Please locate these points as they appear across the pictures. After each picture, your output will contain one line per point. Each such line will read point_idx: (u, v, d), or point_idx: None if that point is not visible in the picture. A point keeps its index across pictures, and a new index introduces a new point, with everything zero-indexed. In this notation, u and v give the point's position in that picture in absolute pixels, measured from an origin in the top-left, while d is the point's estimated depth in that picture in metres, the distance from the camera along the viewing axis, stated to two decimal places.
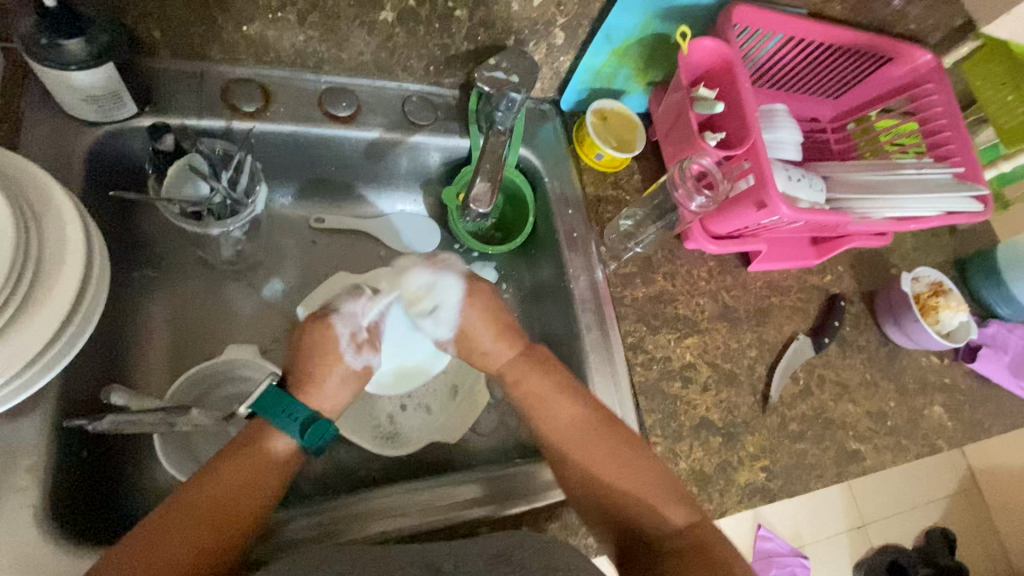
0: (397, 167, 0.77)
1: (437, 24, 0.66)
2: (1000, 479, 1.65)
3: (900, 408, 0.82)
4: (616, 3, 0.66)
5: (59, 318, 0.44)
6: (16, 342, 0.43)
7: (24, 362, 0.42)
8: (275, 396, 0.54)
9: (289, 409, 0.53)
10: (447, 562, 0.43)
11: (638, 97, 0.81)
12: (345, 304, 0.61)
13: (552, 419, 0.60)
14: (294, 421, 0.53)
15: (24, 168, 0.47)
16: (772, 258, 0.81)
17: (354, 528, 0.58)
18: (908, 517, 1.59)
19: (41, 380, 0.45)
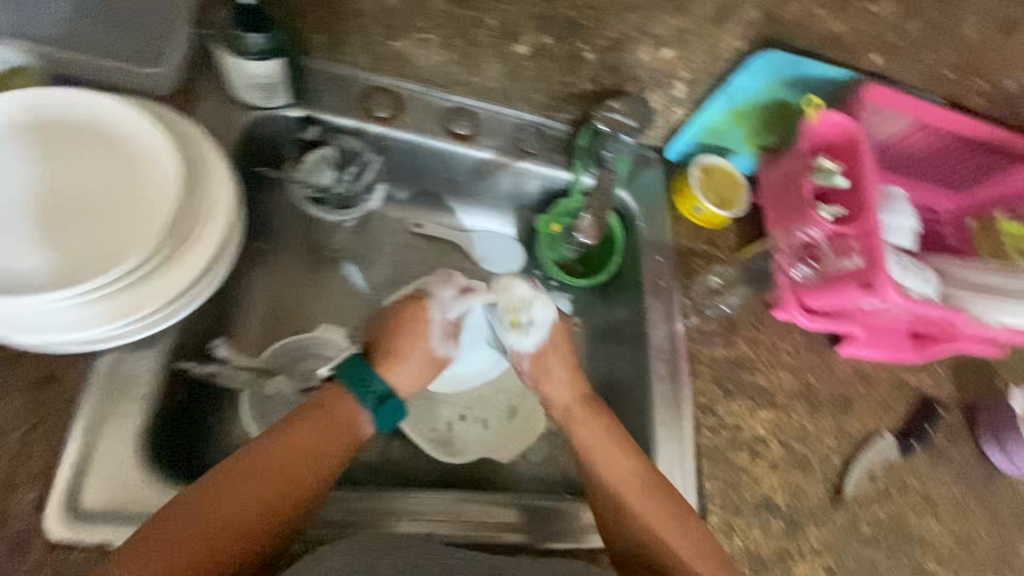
0: (498, 187, 0.81)
1: (566, 63, 0.70)
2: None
3: (992, 538, 0.74)
4: (747, 66, 0.67)
5: (202, 267, 0.50)
6: (163, 280, 0.49)
7: (166, 297, 0.49)
8: (354, 365, 0.59)
9: (365, 379, 0.58)
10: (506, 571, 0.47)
11: (746, 158, 0.80)
12: (437, 289, 0.63)
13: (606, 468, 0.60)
14: (368, 391, 0.58)
15: (189, 130, 0.53)
16: (865, 345, 0.76)
17: (389, 523, 0.58)
18: None
19: (169, 320, 0.50)
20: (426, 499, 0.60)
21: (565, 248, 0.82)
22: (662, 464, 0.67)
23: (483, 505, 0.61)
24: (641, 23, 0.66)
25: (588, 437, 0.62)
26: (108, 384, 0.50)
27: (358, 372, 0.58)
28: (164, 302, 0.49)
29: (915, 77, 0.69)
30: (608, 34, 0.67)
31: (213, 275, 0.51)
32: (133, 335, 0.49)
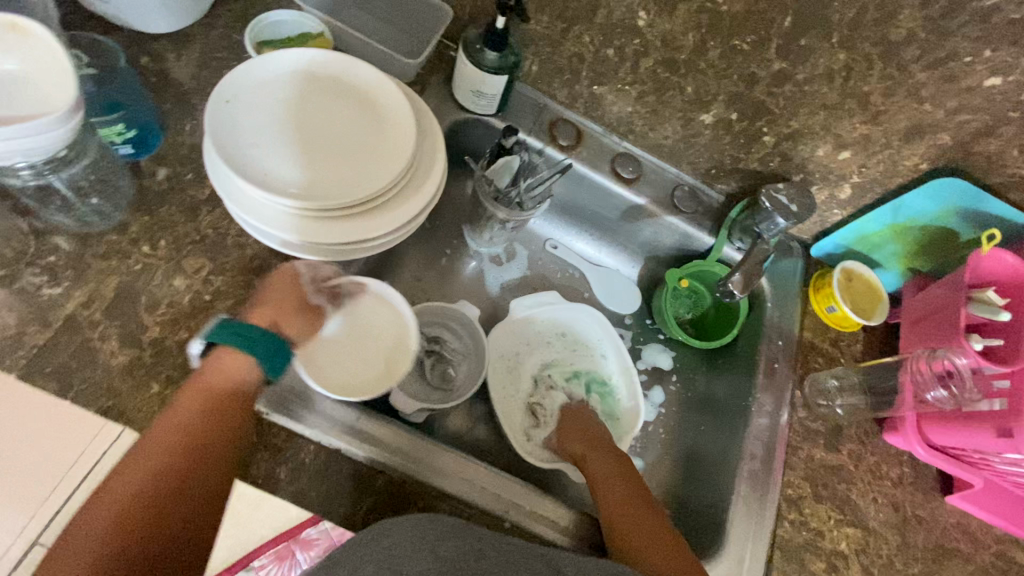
0: (639, 234, 0.86)
1: (742, 140, 0.76)
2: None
3: None
4: (922, 187, 0.70)
5: (410, 217, 0.60)
6: (378, 221, 0.58)
7: (378, 235, 0.58)
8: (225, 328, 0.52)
9: (241, 332, 0.52)
10: (566, 565, 0.48)
11: (893, 276, 0.80)
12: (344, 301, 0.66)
13: (625, 500, 0.63)
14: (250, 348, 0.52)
15: (422, 110, 0.65)
16: (980, 501, 0.71)
17: (428, 477, 0.59)
18: None
19: (369, 252, 0.60)
20: (466, 465, 0.61)
21: (681, 308, 0.85)
22: (734, 540, 0.66)
23: (534, 497, 0.63)
24: (828, 122, 0.70)
25: (599, 469, 0.67)
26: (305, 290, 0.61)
27: (235, 330, 0.52)
28: (375, 237, 0.59)
29: None
30: (793, 124, 0.72)
31: (407, 228, 0.61)
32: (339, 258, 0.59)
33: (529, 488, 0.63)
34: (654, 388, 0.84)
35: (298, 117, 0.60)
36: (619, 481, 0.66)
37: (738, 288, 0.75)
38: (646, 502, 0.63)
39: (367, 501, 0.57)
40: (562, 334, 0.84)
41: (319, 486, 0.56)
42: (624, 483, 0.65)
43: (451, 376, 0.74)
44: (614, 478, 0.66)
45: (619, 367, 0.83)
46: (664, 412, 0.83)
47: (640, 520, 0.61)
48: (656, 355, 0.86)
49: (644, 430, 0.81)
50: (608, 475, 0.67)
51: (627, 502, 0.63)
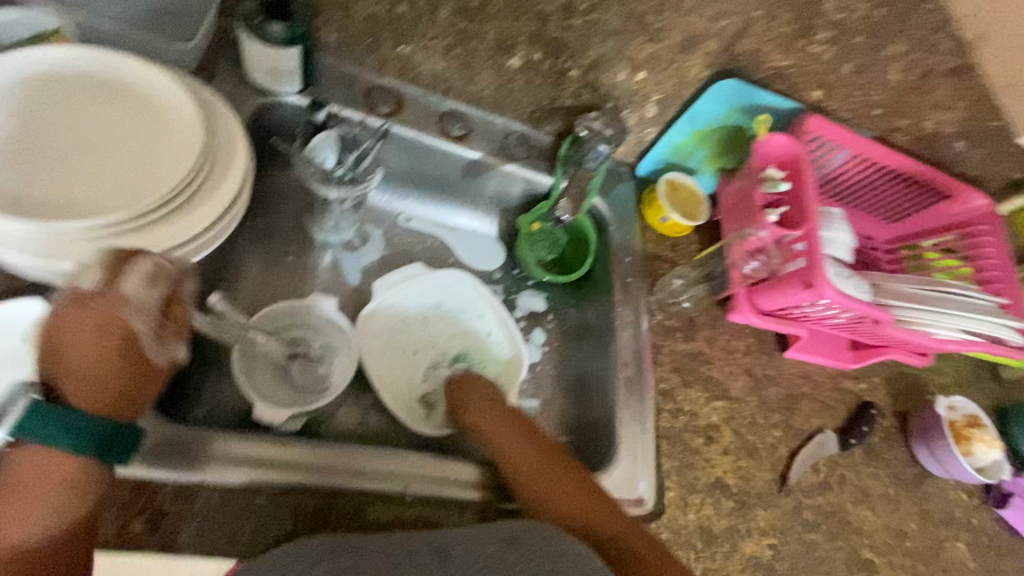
0: (484, 188, 0.87)
1: (552, 78, 0.79)
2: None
3: (920, 530, 0.83)
4: (708, 94, 0.78)
5: (221, 209, 0.54)
6: (184, 221, 0.53)
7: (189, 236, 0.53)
8: (42, 412, 0.45)
9: (67, 426, 0.45)
10: (455, 547, 0.45)
11: (707, 179, 0.90)
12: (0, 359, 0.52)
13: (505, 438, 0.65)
14: (82, 443, 0.46)
15: (205, 94, 0.59)
16: (810, 349, 0.84)
17: (329, 479, 0.57)
18: None
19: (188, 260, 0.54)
20: (361, 454, 0.60)
21: (542, 250, 0.89)
22: (624, 442, 0.71)
23: (442, 462, 0.63)
24: (620, 46, 0.75)
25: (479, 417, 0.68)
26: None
27: (65, 421, 0.45)
28: (187, 240, 0.53)
29: (850, 112, 0.81)
30: (591, 54, 0.76)
31: (217, 231, 0.56)
32: None
33: (428, 457, 0.63)
34: (535, 330, 0.88)
35: (59, 131, 0.53)
36: (501, 425, 0.66)
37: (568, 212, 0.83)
38: (553, 447, 0.64)
39: (246, 524, 0.53)
40: (438, 303, 0.83)
41: (189, 527, 0.51)
42: (521, 434, 0.65)
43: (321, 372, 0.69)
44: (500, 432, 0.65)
45: (498, 322, 0.83)
46: (548, 350, 0.87)
47: (540, 466, 0.61)
48: (529, 301, 0.90)
49: (533, 370, 0.85)
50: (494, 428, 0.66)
51: (534, 452, 0.63)
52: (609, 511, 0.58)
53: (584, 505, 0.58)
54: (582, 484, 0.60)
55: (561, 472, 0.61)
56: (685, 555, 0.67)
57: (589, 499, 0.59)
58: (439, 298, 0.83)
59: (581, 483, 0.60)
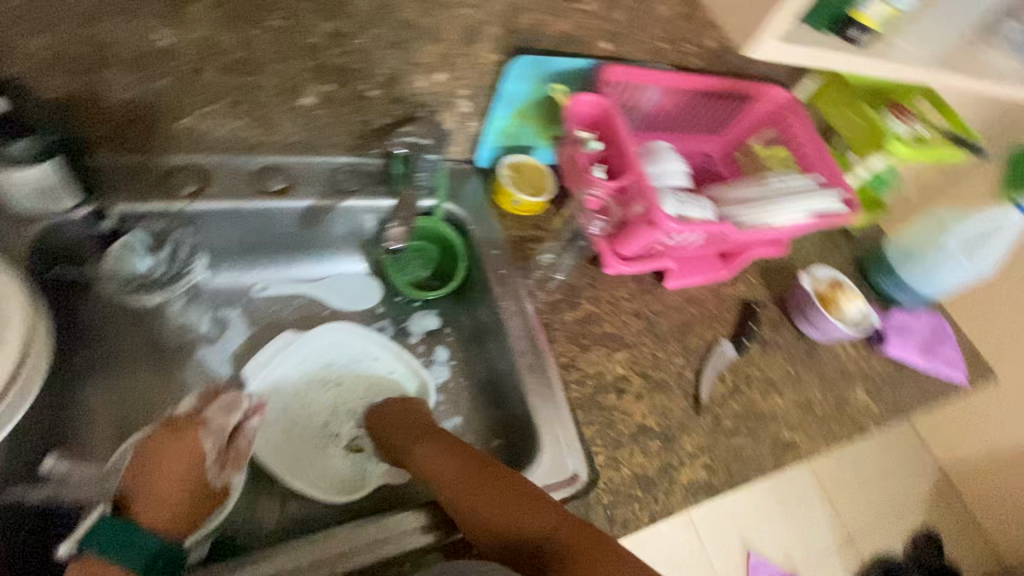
0: (333, 231, 0.85)
1: (353, 104, 0.76)
2: (976, 463, 1.88)
3: (825, 394, 0.92)
4: (510, 74, 0.79)
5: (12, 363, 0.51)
6: None
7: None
8: (113, 526, 0.52)
9: (129, 539, 0.52)
10: None
11: (546, 150, 0.94)
12: None
13: (431, 464, 0.64)
14: (137, 556, 0.52)
15: None
16: (683, 274, 0.91)
17: None
18: (875, 523, 1.84)
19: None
20: (292, 554, 0.59)
21: (418, 268, 0.90)
22: (544, 425, 0.73)
23: (380, 524, 0.63)
24: (405, 56, 0.73)
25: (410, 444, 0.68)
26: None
27: (126, 531, 0.53)
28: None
29: (644, 51, 0.85)
30: (381, 71, 0.73)
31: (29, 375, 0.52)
32: None
33: (363, 522, 0.63)
34: (437, 349, 0.88)
35: None
36: (431, 451, 0.65)
37: (399, 239, 0.85)
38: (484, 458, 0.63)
39: None
40: (327, 362, 0.79)
41: None
42: (450, 455, 0.64)
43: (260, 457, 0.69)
44: (429, 460, 0.65)
45: (396, 358, 0.82)
46: (455, 363, 0.88)
47: (472, 483, 0.61)
48: (422, 322, 0.90)
49: (445, 390, 0.85)
50: (423, 456, 0.66)
51: (463, 473, 0.62)
52: (541, 511, 0.58)
53: (518, 513, 0.58)
54: (515, 490, 0.59)
55: (491, 485, 0.60)
56: (631, 509, 0.69)
57: (521, 505, 0.58)
58: (325, 358, 0.80)
59: (513, 489, 0.60)
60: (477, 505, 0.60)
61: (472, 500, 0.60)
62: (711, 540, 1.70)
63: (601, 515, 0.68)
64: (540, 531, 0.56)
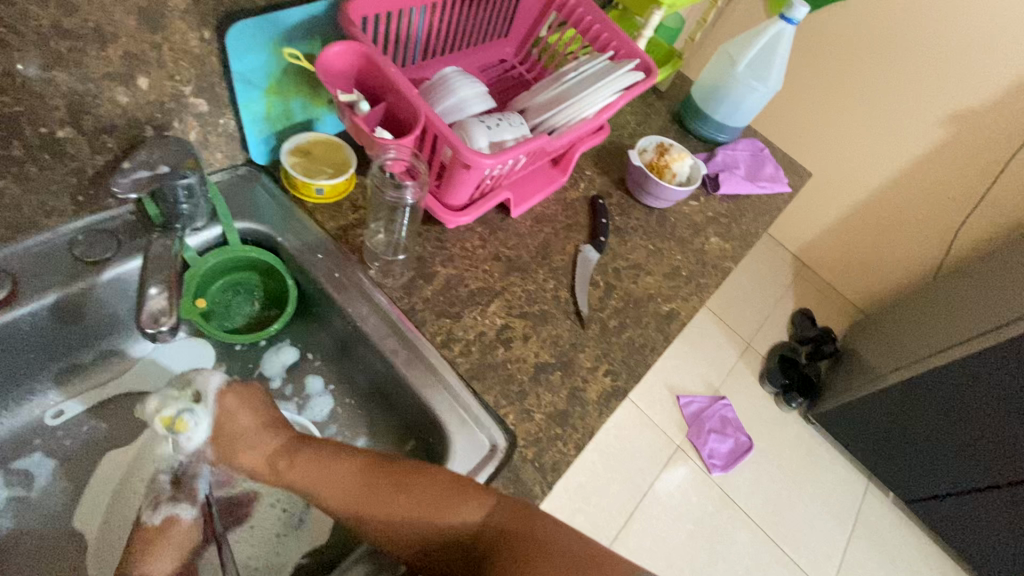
0: (111, 313, 0.68)
1: (47, 155, 0.58)
2: (815, 242, 2.22)
3: (686, 254, 0.97)
4: (232, 49, 0.63)
5: None
6: None
7: None
8: None
9: None
10: None
11: (331, 118, 0.81)
12: None
13: (324, 486, 0.57)
14: None
15: None
16: (524, 198, 0.87)
17: None
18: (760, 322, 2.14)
19: None
20: None
21: (245, 305, 0.77)
22: (444, 414, 0.68)
23: None
24: (78, 71, 0.55)
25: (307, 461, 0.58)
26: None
27: None
28: None
29: None
30: (59, 101, 0.55)
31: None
32: None
33: None
34: (309, 380, 0.79)
35: None
36: (317, 474, 0.57)
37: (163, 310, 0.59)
38: (386, 470, 0.56)
39: None
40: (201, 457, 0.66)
41: None
42: (339, 473, 0.57)
43: (167, 402, 0.59)
44: (317, 484, 0.57)
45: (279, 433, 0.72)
46: (335, 386, 0.79)
47: (376, 491, 0.55)
48: (279, 359, 0.79)
49: (336, 418, 0.78)
50: (312, 480, 0.57)
51: (361, 492, 0.55)
52: (463, 505, 0.53)
53: (438, 521, 0.53)
54: (423, 483, 0.54)
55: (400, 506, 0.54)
56: (557, 448, 0.69)
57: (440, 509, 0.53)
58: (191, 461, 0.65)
59: (425, 496, 0.54)
60: (385, 514, 0.54)
61: (378, 509, 0.54)
62: (648, 403, 1.87)
63: (532, 471, 0.66)
64: (457, 525, 0.52)
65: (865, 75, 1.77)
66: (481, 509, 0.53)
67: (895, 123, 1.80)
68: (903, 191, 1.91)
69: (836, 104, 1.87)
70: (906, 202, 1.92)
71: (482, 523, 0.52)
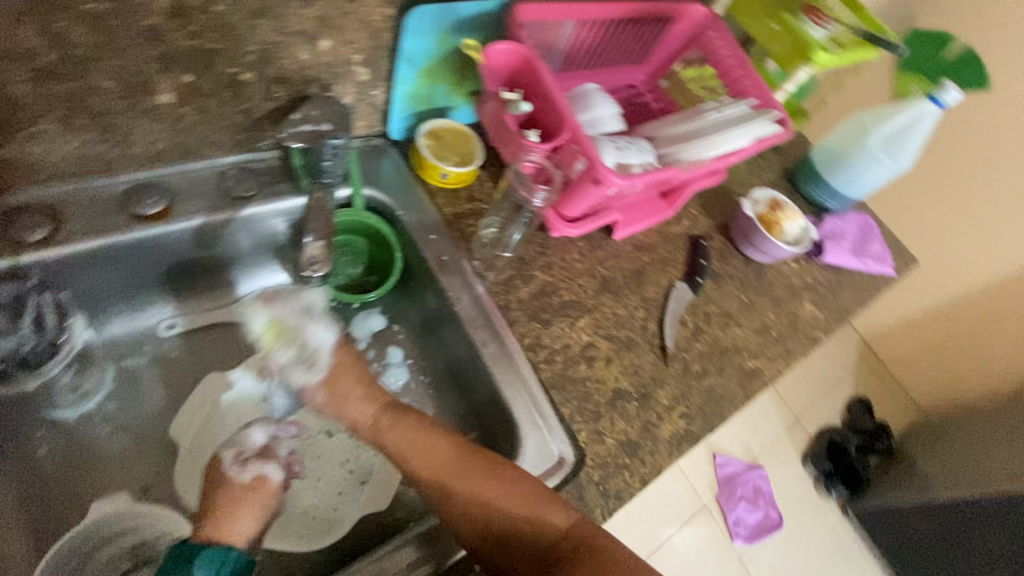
0: (238, 246, 0.72)
1: (228, 93, 0.63)
2: (891, 331, 2.10)
3: (778, 315, 0.94)
4: (407, 29, 0.67)
5: None
6: None
7: None
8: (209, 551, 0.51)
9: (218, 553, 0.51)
10: None
11: (465, 110, 0.84)
12: None
13: (422, 457, 0.61)
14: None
15: None
16: (630, 223, 0.87)
17: None
18: (816, 400, 2.03)
19: None
20: None
21: (348, 267, 0.81)
22: (520, 415, 0.69)
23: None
24: (277, 24, 0.59)
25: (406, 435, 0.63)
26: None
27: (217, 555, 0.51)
28: None
29: None
30: (252, 48, 0.60)
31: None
32: None
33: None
34: (389, 350, 0.81)
35: None
36: (420, 444, 0.62)
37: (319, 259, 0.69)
38: (480, 461, 0.59)
39: None
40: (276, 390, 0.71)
41: None
42: (438, 448, 0.61)
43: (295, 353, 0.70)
44: (419, 453, 0.62)
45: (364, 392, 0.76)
46: (412, 361, 0.82)
47: (468, 474, 0.58)
48: (367, 324, 0.82)
49: (407, 392, 0.80)
50: (415, 448, 0.62)
51: (455, 472, 0.59)
52: (549, 512, 0.56)
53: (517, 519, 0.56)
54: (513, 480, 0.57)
55: (487, 500, 0.57)
56: (621, 477, 0.68)
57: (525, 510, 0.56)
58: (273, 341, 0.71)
59: (513, 493, 0.56)
60: (473, 499, 0.57)
61: (467, 490, 0.57)
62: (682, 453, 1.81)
63: (595, 493, 0.67)
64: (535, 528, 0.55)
65: (988, 172, 1.68)
66: (565, 520, 0.55)
67: (1010, 228, 1.69)
68: (1003, 299, 1.78)
69: (948, 195, 1.77)
70: (1004, 312, 1.80)
71: (564, 532, 0.55)
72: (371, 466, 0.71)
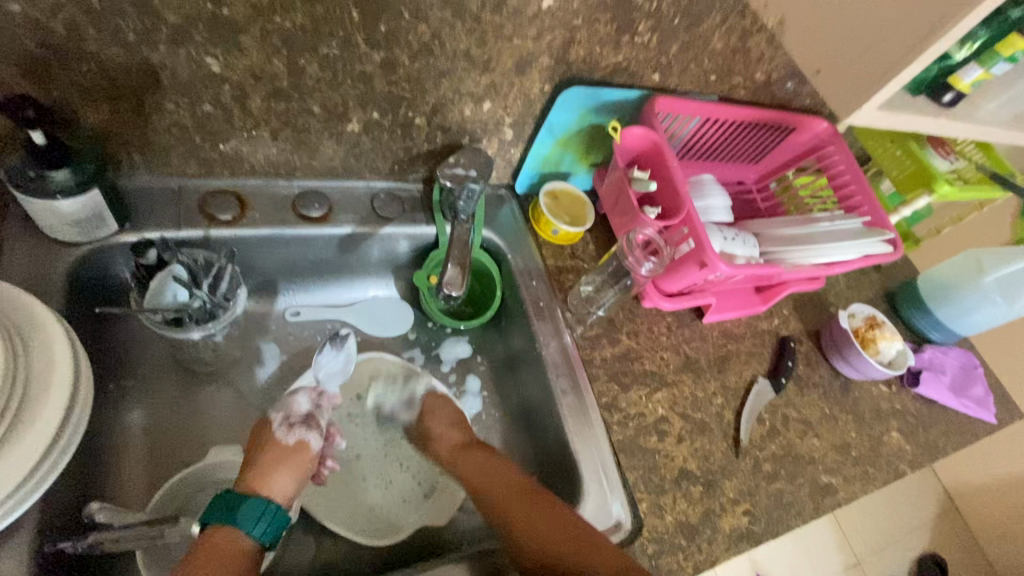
0: (369, 256, 0.83)
1: (399, 131, 0.74)
2: (983, 490, 1.89)
3: (861, 436, 0.90)
4: (556, 104, 0.76)
5: (58, 421, 0.49)
6: (28, 441, 0.48)
7: (40, 453, 0.48)
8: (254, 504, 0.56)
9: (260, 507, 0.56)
10: None
11: (583, 177, 0.92)
12: None
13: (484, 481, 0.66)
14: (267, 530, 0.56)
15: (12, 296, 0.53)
16: (721, 309, 0.89)
17: None
18: (883, 547, 1.83)
19: (55, 472, 0.50)
20: None
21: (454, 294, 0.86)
22: (585, 468, 0.71)
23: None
24: (455, 84, 0.70)
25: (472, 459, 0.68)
26: (11, 565, 0.50)
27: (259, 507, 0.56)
28: (40, 457, 0.48)
29: (692, 84, 0.82)
30: (430, 99, 0.71)
31: (78, 416, 0.52)
32: (26, 503, 0.48)
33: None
34: (469, 378, 0.87)
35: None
36: (481, 471, 0.67)
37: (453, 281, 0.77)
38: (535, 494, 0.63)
39: None
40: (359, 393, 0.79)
41: None
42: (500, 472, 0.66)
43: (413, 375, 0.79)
44: (481, 477, 0.66)
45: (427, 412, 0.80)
46: (487, 394, 0.86)
47: (522, 502, 0.62)
48: (454, 350, 0.87)
49: (478, 421, 0.84)
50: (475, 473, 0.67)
51: (511, 499, 0.63)
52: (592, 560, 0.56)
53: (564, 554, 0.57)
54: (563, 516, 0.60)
55: (528, 534, 0.59)
56: (673, 558, 0.68)
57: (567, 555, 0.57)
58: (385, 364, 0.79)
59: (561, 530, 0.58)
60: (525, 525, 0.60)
61: (520, 518, 0.60)
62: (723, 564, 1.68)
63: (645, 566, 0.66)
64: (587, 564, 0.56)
65: None
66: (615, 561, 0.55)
67: None
68: None
69: None
70: None
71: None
72: (436, 482, 0.76)
